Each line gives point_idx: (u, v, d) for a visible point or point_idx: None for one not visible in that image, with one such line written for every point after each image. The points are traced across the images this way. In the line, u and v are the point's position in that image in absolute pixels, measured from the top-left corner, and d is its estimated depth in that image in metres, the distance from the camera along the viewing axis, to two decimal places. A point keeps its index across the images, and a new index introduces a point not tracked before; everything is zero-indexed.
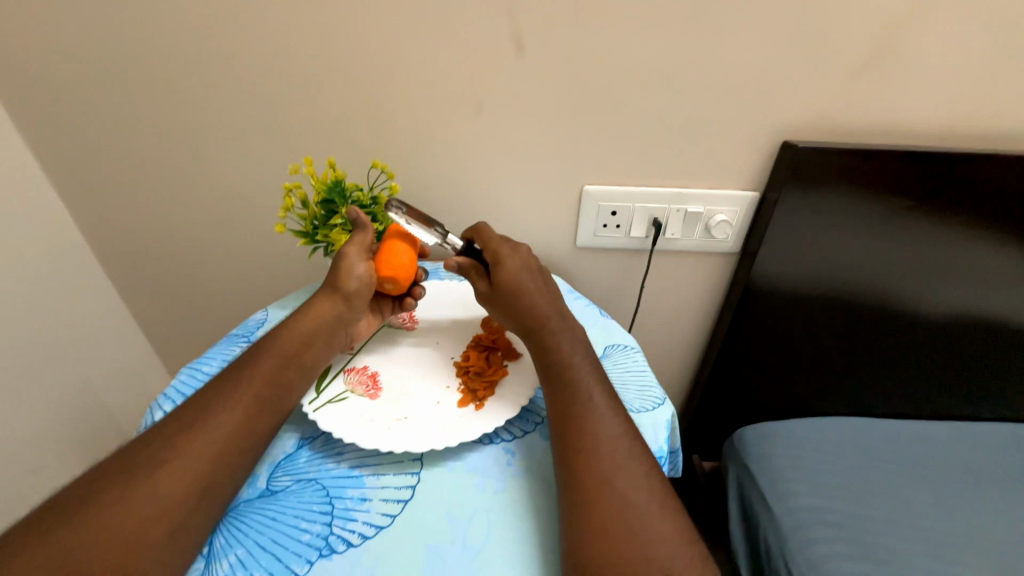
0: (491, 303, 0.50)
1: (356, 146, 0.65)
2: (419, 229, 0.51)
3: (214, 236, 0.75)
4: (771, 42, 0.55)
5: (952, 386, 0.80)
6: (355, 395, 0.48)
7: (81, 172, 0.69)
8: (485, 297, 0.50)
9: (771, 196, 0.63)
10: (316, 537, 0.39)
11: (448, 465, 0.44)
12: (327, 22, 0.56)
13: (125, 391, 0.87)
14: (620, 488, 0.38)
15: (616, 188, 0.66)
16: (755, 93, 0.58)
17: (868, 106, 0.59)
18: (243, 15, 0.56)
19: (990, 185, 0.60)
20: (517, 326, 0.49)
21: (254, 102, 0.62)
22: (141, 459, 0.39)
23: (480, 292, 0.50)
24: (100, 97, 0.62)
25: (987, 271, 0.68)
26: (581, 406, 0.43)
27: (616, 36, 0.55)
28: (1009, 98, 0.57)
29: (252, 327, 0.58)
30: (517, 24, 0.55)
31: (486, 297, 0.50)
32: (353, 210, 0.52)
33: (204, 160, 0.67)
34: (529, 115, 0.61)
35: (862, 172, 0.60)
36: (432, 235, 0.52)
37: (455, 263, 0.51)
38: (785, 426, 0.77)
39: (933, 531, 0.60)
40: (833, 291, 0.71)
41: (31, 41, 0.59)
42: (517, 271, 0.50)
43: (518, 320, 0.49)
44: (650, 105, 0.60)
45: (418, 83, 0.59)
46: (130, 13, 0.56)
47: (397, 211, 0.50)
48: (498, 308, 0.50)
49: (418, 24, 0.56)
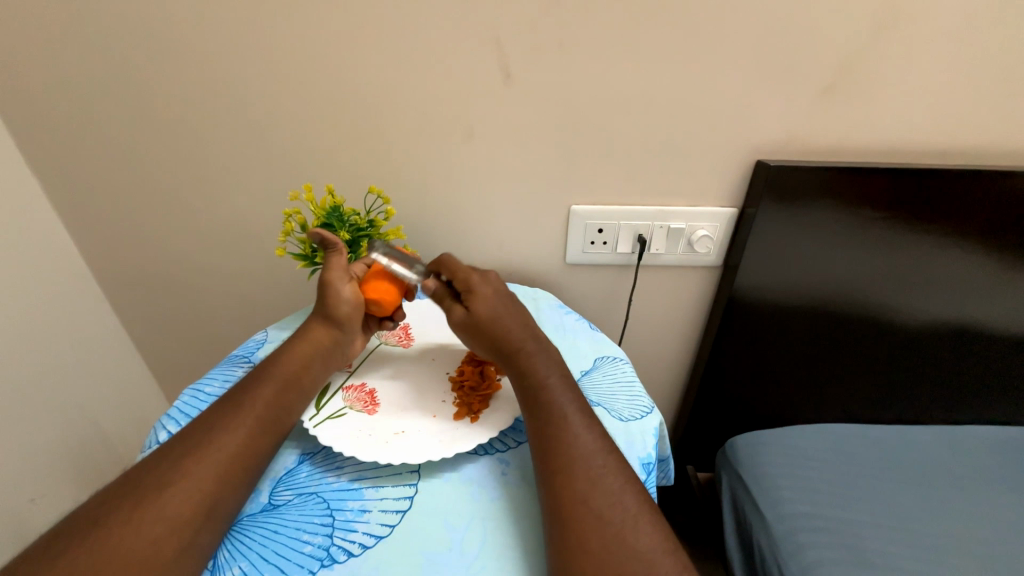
0: (465, 329, 0.52)
1: (353, 172, 0.68)
2: (399, 266, 0.55)
3: (214, 259, 0.77)
4: (740, 71, 0.59)
5: (934, 391, 0.83)
6: (354, 410, 0.50)
7: (87, 201, 0.71)
8: (461, 325, 0.52)
9: (749, 211, 0.67)
10: (317, 549, 0.40)
11: (444, 476, 0.46)
12: (327, 59, 0.60)
13: (121, 414, 0.88)
14: (597, 505, 0.39)
15: (602, 207, 0.69)
16: (729, 117, 0.62)
17: (835, 127, 0.63)
18: (249, 53, 0.60)
19: (953, 198, 0.64)
20: (493, 350, 0.51)
21: (256, 132, 0.65)
22: (147, 479, 0.40)
23: (456, 318, 0.52)
24: (108, 129, 0.65)
25: (958, 280, 0.71)
26: (558, 424, 0.44)
27: (596, 68, 0.59)
28: (964, 118, 0.62)
29: (253, 348, 0.60)
30: (504, 57, 0.59)
31: (461, 324, 0.52)
32: (319, 232, 0.54)
33: (207, 187, 0.70)
34: (518, 140, 0.65)
35: (833, 189, 0.64)
36: (411, 271, 0.55)
37: (431, 287, 0.54)
38: (775, 435, 0.79)
39: (919, 534, 0.62)
40: (814, 302, 0.74)
41: (44, 78, 0.62)
42: (490, 296, 0.53)
43: (493, 344, 0.51)
44: (632, 130, 0.63)
45: (414, 113, 0.63)
46: (140, 52, 0.60)
47: (379, 250, 0.56)
48: (474, 334, 0.51)
49: (413, 59, 0.60)
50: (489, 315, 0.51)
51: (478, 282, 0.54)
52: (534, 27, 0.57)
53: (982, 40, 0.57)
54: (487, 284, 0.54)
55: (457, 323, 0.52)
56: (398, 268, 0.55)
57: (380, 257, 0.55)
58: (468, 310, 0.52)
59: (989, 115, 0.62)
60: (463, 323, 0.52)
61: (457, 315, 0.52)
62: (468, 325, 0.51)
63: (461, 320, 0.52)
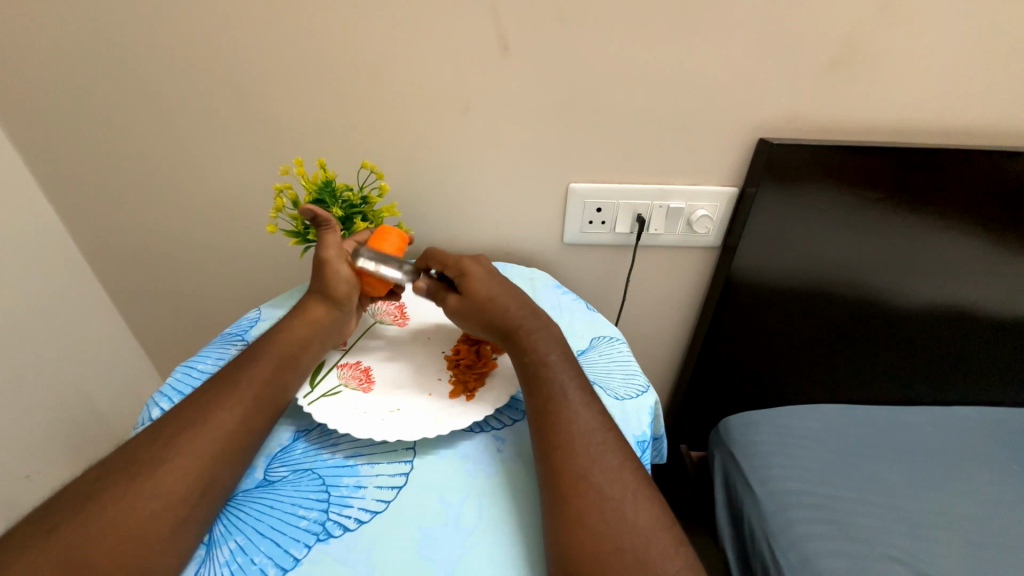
0: (461, 315, 0.51)
1: (346, 146, 0.66)
2: (388, 269, 0.52)
3: (205, 236, 0.75)
4: (746, 43, 0.57)
5: (927, 372, 0.84)
6: (349, 388, 0.50)
7: (72, 175, 0.69)
8: (457, 312, 0.51)
9: (749, 190, 0.66)
10: (313, 523, 0.40)
11: (440, 453, 0.46)
12: (318, 26, 0.57)
13: (116, 392, 0.87)
14: (596, 481, 0.40)
15: (601, 186, 0.68)
16: (733, 93, 0.60)
17: (841, 104, 0.61)
18: (235, 19, 0.57)
19: (957, 179, 0.63)
20: (491, 331, 0.50)
21: (244, 103, 0.63)
22: (141, 455, 0.40)
23: (451, 307, 0.51)
24: (89, 100, 0.63)
25: (957, 262, 0.71)
26: (557, 402, 0.44)
27: (598, 38, 0.57)
28: (973, 96, 0.60)
29: (246, 326, 0.59)
30: (501, 27, 0.57)
31: (458, 311, 0.51)
32: (310, 208, 0.51)
33: (195, 162, 0.68)
34: (516, 115, 0.63)
35: (836, 169, 0.63)
36: (396, 270, 0.53)
37: (423, 287, 0.53)
38: (768, 416, 0.80)
39: (907, 510, 0.63)
40: (812, 283, 0.74)
41: (18, 45, 0.59)
42: (486, 278, 0.52)
43: (491, 324, 0.50)
44: (633, 105, 0.62)
45: (408, 86, 0.61)
46: (120, 17, 0.57)
47: (364, 255, 0.52)
48: (470, 318, 0.51)
49: (408, 28, 0.57)
50: (484, 296, 0.50)
51: (474, 266, 0.53)
52: None
53: (998, 14, 0.55)
54: (483, 267, 0.53)
55: (453, 311, 0.51)
56: (387, 271, 0.52)
57: (367, 263, 0.52)
58: (462, 296, 0.51)
59: (998, 93, 0.60)
60: (459, 309, 0.51)
61: (451, 304, 0.51)
62: (464, 309, 0.51)
63: (456, 308, 0.51)
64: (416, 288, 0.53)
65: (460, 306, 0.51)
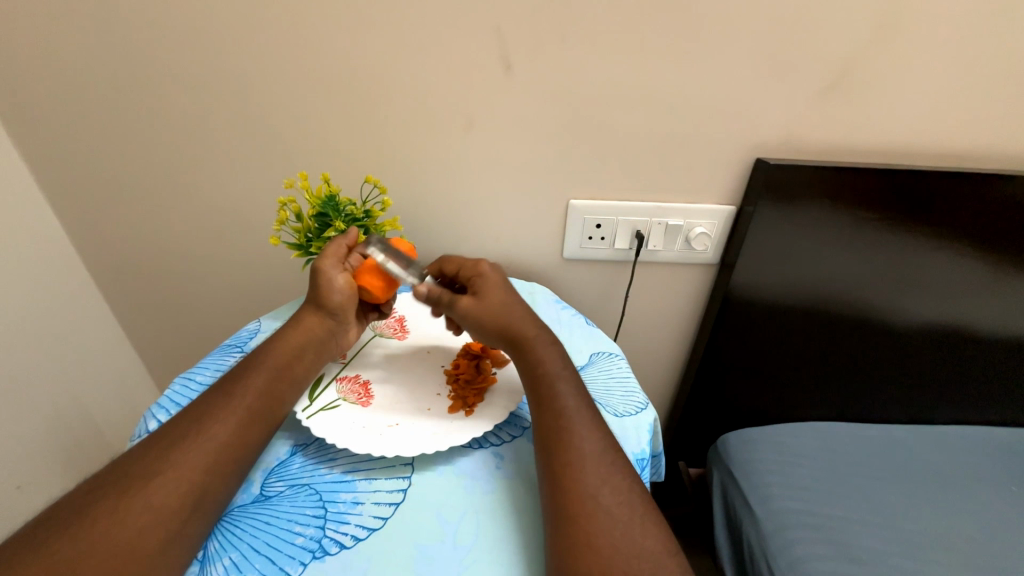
0: (474, 315, 0.51)
1: (350, 161, 0.66)
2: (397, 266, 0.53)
3: (207, 249, 0.75)
4: (741, 68, 0.59)
5: (924, 390, 0.84)
6: (347, 402, 0.50)
7: (77, 187, 0.70)
8: (468, 311, 0.51)
9: (747, 209, 0.67)
10: (309, 540, 0.40)
11: (438, 469, 0.46)
12: (324, 44, 0.58)
13: (110, 403, 0.87)
14: (605, 502, 0.39)
15: (601, 202, 0.69)
16: (730, 114, 0.62)
17: (835, 128, 0.63)
18: (244, 39, 0.58)
19: (949, 200, 0.64)
20: (501, 334, 0.50)
21: (250, 118, 0.63)
22: (135, 469, 0.39)
23: (463, 306, 0.51)
24: (99, 115, 0.64)
25: (949, 282, 0.72)
26: (566, 418, 0.44)
27: (600, 62, 0.59)
28: (962, 122, 0.62)
29: (245, 338, 0.60)
30: (505, 47, 0.58)
31: (470, 308, 0.51)
32: (331, 243, 0.53)
33: (199, 175, 0.68)
34: (518, 134, 0.64)
35: (830, 190, 0.64)
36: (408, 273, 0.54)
37: (425, 292, 0.53)
38: (768, 433, 0.80)
39: (908, 531, 0.63)
40: (808, 301, 0.74)
41: (33, 61, 0.60)
42: (499, 291, 0.52)
43: (504, 329, 0.50)
44: (632, 124, 0.63)
45: (412, 103, 0.62)
46: (132, 36, 0.58)
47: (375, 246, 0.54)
48: (481, 320, 0.50)
49: (412, 49, 0.59)
50: (499, 303, 0.51)
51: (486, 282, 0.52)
52: (536, 21, 0.56)
53: (981, 45, 0.57)
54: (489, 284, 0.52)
55: (465, 310, 0.51)
56: (395, 268, 0.53)
57: (376, 253, 0.54)
58: (476, 298, 0.51)
59: (984, 121, 0.62)
60: (472, 309, 0.51)
61: (463, 303, 0.51)
62: (477, 309, 0.51)
63: (467, 307, 0.51)
64: (418, 291, 0.53)
65: (473, 305, 0.51)
